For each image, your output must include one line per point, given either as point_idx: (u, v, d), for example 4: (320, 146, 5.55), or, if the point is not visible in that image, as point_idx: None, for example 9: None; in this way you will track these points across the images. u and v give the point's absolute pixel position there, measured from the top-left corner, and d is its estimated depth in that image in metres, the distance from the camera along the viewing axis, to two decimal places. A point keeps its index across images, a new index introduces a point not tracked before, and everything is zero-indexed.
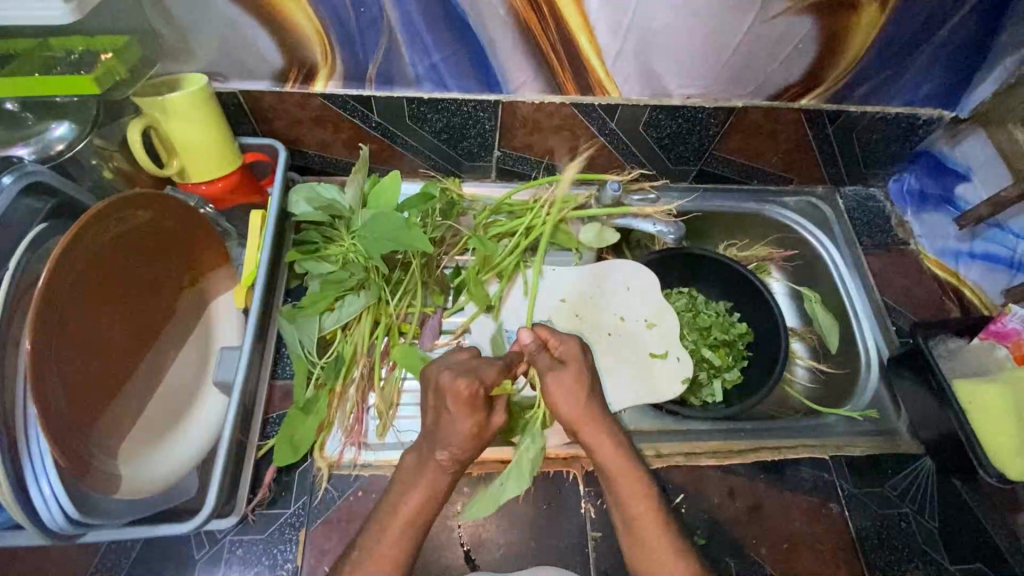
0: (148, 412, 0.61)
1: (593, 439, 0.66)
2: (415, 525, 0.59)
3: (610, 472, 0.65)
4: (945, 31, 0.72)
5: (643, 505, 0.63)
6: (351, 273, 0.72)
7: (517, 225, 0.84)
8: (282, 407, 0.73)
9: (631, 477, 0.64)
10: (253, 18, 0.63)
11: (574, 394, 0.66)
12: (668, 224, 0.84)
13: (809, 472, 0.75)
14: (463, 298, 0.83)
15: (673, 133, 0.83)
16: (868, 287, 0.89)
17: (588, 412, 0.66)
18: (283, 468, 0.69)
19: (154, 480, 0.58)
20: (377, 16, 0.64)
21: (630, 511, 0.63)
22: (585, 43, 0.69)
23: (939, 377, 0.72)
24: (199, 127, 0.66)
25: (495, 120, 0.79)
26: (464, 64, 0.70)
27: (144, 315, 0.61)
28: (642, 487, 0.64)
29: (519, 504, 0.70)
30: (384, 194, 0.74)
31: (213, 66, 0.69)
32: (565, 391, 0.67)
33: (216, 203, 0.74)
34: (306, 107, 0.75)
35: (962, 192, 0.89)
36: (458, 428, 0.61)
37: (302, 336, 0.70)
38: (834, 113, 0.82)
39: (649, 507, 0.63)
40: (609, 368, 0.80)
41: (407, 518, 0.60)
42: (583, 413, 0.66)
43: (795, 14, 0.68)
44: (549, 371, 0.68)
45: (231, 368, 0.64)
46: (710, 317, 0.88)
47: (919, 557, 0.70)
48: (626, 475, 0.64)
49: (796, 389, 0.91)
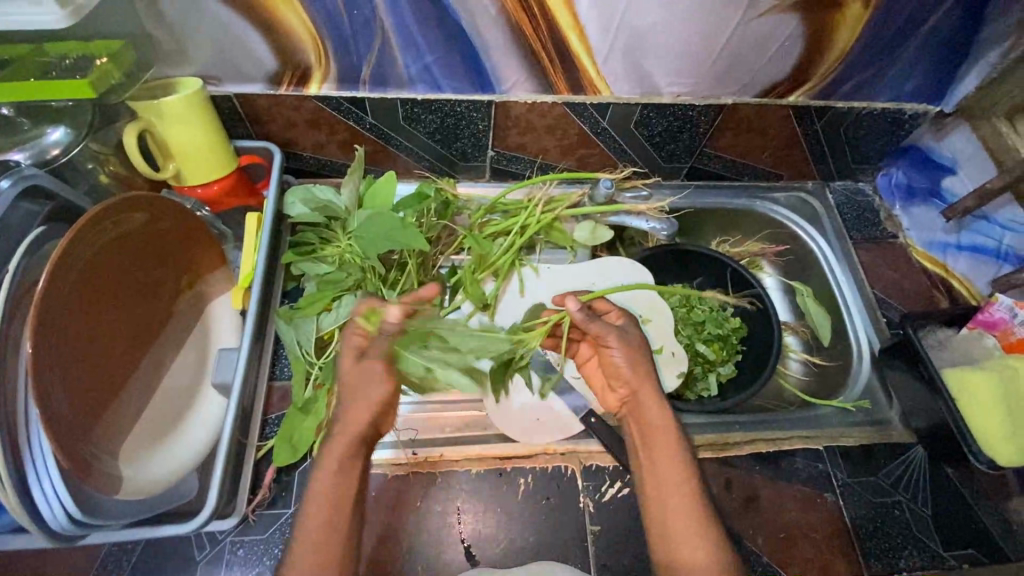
0: (148, 413, 0.61)
1: (645, 400, 0.67)
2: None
3: (657, 436, 0.64)
4: (928, 27, 0.73)
5: (682, 480, 0.61)
6: (348, 274, 0.74)
7: (512, 223, 0.85)
8: (281, 407, 0.73)
9: (672, 444, 0.63)
10: (247, 22, 0.64)
11: (625, 355, 0.68)
12: (661, 221, 0.86)
13: (803, 463, 0.76)
14: (460, 296, 0.83)
15: (664, 131, 0.84)
16: (858, 281, 0.90)
17: (643, 372, 0.68)
18: (283, 469, 0.69)
19: (155, 480, 0.59)
20: (369, 17, 0.64)
21: (665, 481, 0.62)
22: (576, 42, 0.70)
23: (928, 367, 0.73)
24: (194, 130, 0.66)
25: (488, 120, 0.80)
26: (457, 64, 0.71)
27: (141, 317, 0.61)
28: (681, 462, 0.62)
29: (518, 499, 0.71)
30: (379, 194, 0.74)
31: (208, 70, 0.69)
32: (623, 352, 0.68)
33: (212, 206, 0.75)
34: (301, 110, 0.75)
35: (948, 185, 0.90)
36: None
37: (300, 336, 0.70)
38: (822, 109, 0.84)
39: (687, 483, 0.61)
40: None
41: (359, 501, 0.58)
42: (637, 373, 0.67)
43: (780, 12, 0.69)
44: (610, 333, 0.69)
45: (229, 369, 0.65)
46: (704, 312, 0.89)
47: (914, 544, 0.71)
48: (667, 443, 0.64)
49: (790, 381, 0.93)
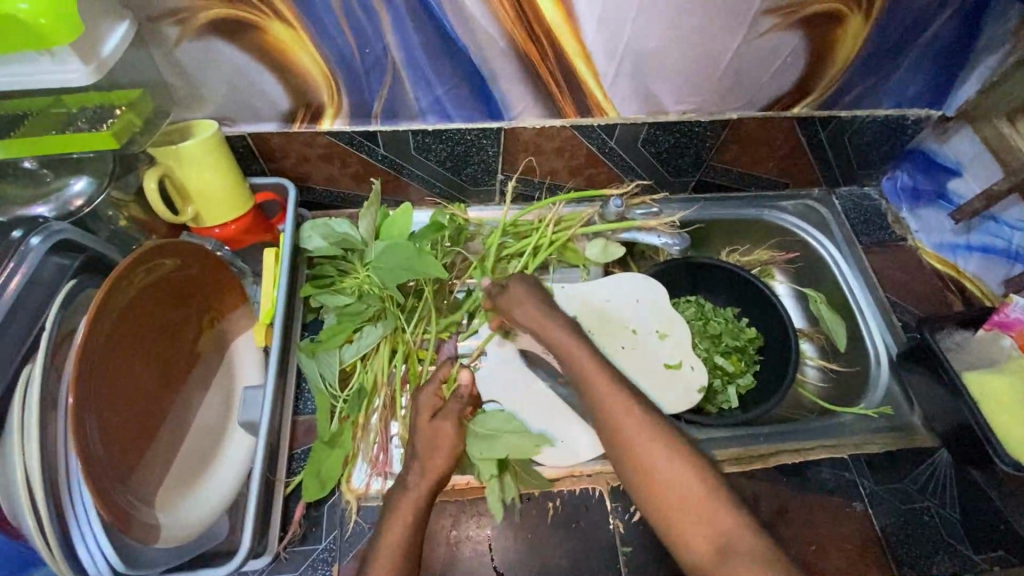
0: (181, 455, 0.62)
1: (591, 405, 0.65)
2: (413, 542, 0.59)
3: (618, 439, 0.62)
4: (927, 36, 0.74)
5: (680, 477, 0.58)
6: (368, 305, 0.74)
7: (524, 245, 0.87)
8: (307, 441, 0.73)
9: (646, 440, 0.61)
10: (260, 64, 0.65)
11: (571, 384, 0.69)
12: (673, 236, 0.86)
13: (829, 472, 0.76)
14: (477, 320, 0.83)
15: (670, 147, 0.86)
16: (871, 285, 0.91)
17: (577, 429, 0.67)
18: (311, 504, 0.69)
19: (193, 524, 0.59)
20: (380, 54, 0.65)
21: (655, 482, 0.59)
22: (583, 67, 0.71)
23: (948, 369, 0.74)
24: (215, 174, 0.68)
25: (498, 146, 0.81)
26: (467, 95, 0.72)
27: (170, 362, 0.62)
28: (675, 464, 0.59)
29: (548, 523, 0.71)
30: (396, 224, 0.76)
31: (222, 112, 0.70)
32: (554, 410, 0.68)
33: (232, 245, 0.76)
34: (313, 145, 0.76)
35: (954, 188, 0.91)
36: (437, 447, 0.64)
37: (323, 369, 0.72)
38: (826, 119, 0.85)
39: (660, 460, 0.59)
40: (649, 373, 0.82)
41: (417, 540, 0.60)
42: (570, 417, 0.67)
43: (782, 30, 0.70)
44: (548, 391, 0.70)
45: (256, 407, 0.66)
46: (720, 324, 0.89)
47: (945, 549, 0.72)
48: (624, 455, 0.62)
49: (808, 389, 0.93)
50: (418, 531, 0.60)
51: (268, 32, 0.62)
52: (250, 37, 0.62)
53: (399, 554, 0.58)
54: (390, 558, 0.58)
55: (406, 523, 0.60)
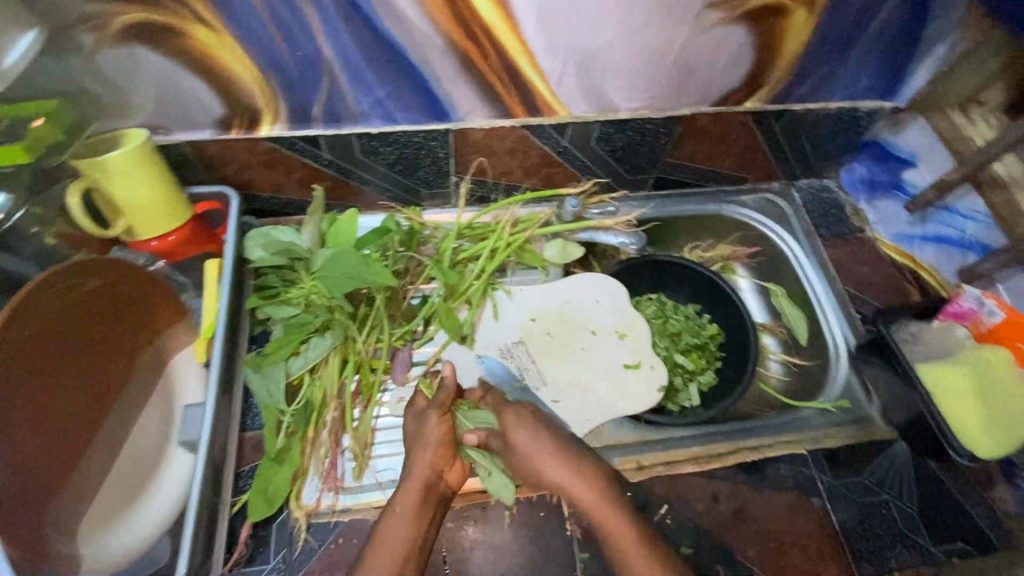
0: (117, 471, 0.61)
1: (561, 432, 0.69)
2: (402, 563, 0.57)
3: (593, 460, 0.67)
4: (874, 28, 0.73)
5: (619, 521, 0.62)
6: (315, 315, 0.73)
7: (481, 248, 0.86)
8: (254, 458, 0.71)
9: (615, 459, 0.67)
10: (186, 69, 0.62)
11: None
12: (630, 235, 0.85)
13: (788, 469, 0.75)
14: (432, 327, 0.82)
15: (625, 145, 0.84)
16: (829, 277, 0.91)
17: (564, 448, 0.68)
18: (259, 523, 0.67)
19: (131, 547, 0.59)
20: (314, 58, 0.63)
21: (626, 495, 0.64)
22: (527, 67, 0.69)
23: (903, 361, 0.74)
24: (143, 183, 0.65)
25: (448, 148, 0.79)
26: (410, 97, 0.70)
27: (102, 381, 0.61)
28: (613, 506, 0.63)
29: (504, 532, 0.70)
30: (341, 231, 0.73)
31: (153, 120, 0.68)
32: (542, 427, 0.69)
33: (168, 258, 0.73)
34: (254, 151, 0.74)
35: (909, 178, 0.92)
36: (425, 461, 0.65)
37: (268, 384, 0.70)
38: (778, 112, 0.85)
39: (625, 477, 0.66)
40: (589, 397, 0.80)
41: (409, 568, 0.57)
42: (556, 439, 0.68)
43: (727, 24, 0.68)
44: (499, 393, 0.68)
45: (196, 425, 0.64)
46: (680, 322, 0.89)
47: (902, 541, 0.72)
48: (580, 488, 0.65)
49: (771, 383, 0.93)
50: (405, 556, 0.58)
51: (192, 36, 0.59)
52: (173, 41, 0.59)
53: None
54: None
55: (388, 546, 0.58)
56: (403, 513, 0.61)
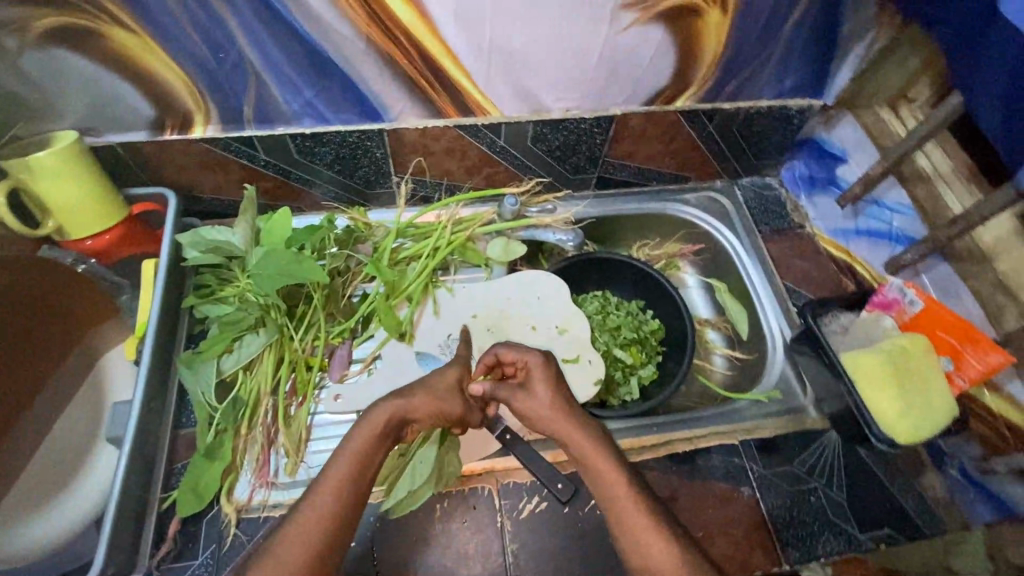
0: (34, 468, 0.64)
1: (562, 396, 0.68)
2: (345, 498, 0.55)
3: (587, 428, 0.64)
4: (791, 28, 0.76)
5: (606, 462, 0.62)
6: (248, 312, 0.74)
7: (423, 246, 0.87)
8: (188, 456, 0.71)
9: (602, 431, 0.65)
10: (113, 73, 0.64)
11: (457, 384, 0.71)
12: (567, 232, 0.89)
13: (719, 459, 0.76)
14: (372, 324, 0.83)
15: (561, 145, 0.86)
16: (767, 271, 0.92)
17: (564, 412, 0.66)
18: (188, 519, 0.67)
19: (52, 538, 0.62)
20: (238, 60, 0.65)
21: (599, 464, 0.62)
22: (452, 67, 0.71)
23: (829, 353, 0.75)
24: (69, 182, 0.66)
25: (385, 148, 0.81)
26: (339, 97, 0.72)
27: (28, 372, 0.64)
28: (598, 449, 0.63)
29: (435, 525, 0.70)
30: (275, 229, 0.75)
31: (85, 123, 0.69)
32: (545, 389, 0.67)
33: (99, 257, 0.73)
34: (190, 154, 0.75)
35: (843, 174, 0.93)
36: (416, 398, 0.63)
37: (199, 381, 0.70)
38: (710, 112, 0.86)
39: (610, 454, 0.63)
40: None
41: (352, 499, 0.56)
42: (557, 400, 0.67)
43: (643, 25, 0.71)
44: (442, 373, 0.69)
45: (122, 423, 0.66)
46: (620, 317, 0.90)
47: (830, 529, 0.72)
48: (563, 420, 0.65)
49: (715, 378, 0.94)
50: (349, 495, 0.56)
51: (114, 39, 0.61)
52: (95, 44, 0.61)
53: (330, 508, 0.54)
54: (319, 515, 0.54)
55: (336, 482, 0.56)
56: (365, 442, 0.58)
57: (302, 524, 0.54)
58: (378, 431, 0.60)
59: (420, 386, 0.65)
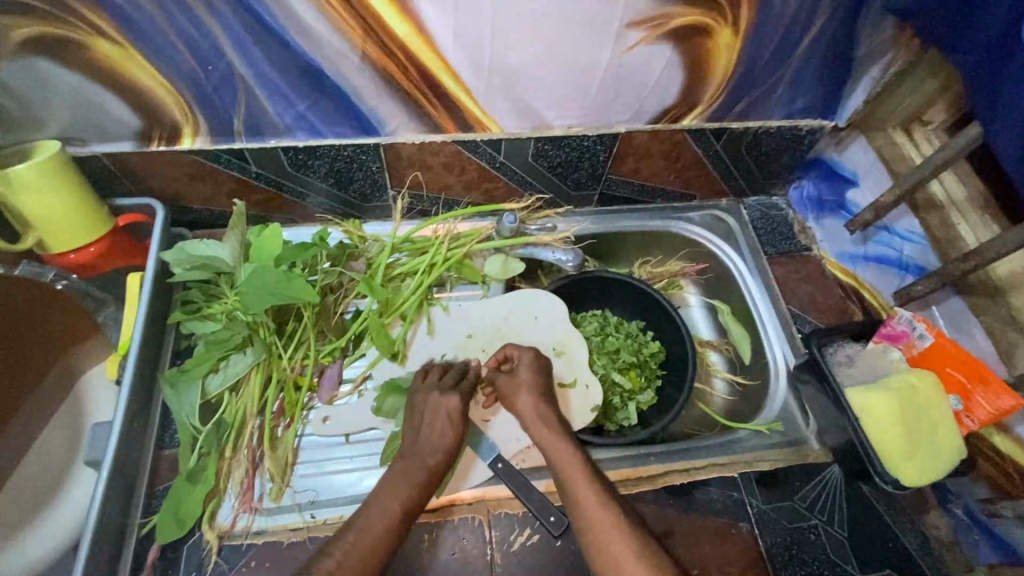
0: (13, 487, 0.63)
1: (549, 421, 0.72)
2: (392, 528, 0.61)
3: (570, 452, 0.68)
4: (805, 47, 0.73)
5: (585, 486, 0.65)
6: (235, 332, 0.71)
7: (418, 263, 0.85)
8: (170, 477, 0.69)
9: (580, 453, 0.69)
10: (96, 83, 0.62)
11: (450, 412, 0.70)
12: (567, 252, 0.84)
13: (718, 492, 0.74)
14: (364, 343, 0.81)
15: (563, 161, 0.84)
16: (773, 295, 0.90)
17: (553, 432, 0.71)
18: (168, 546, 0.65)
19: (26, 564, 0.60)
20: (227, 73, 0.62)
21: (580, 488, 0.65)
22: (450, 83, 0.68)
23: (833, 386, 0.73)
24: (53, 195, 0.64)
25: (381, 161, 0.78)
26: (333, 111, 0.69)
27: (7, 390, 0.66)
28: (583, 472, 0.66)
29: (424, 557, 0.68)
30: (265, 245, 0.72)
31: (69, 132, 0.67)
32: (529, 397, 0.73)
33: (82, 271, 0.71)
34: (179, 165, 0.73)
35: (853, 198, 0.91)
36: (436, 425, 0.69)
37: (183, 403, 0.68)
38: (717, 131, 0.83)
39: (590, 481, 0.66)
40: None
41: (401, 530, 0.62)
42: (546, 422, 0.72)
43: (650, 43, 0.68)
44: (438, 390, 0.72)
45: (101, 445, 0.64)
46: (619, 340, 0.87)
47: (830, 569, 0.70)
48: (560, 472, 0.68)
49: (715, 403, 0.92)
50: (403, 529, 0.62)
51: (96, 49, 0.58)
52: (77, 55, 0.58)
53: (377, 537, 0.60)
54: (371, 543, 0.60)
55: (385, 514, 0.62)
56: (406, 480, 0.65)
57: (358, 549, 0.59)
58: (421, 480, 0.65)
59: (422, 398, 0.72)
